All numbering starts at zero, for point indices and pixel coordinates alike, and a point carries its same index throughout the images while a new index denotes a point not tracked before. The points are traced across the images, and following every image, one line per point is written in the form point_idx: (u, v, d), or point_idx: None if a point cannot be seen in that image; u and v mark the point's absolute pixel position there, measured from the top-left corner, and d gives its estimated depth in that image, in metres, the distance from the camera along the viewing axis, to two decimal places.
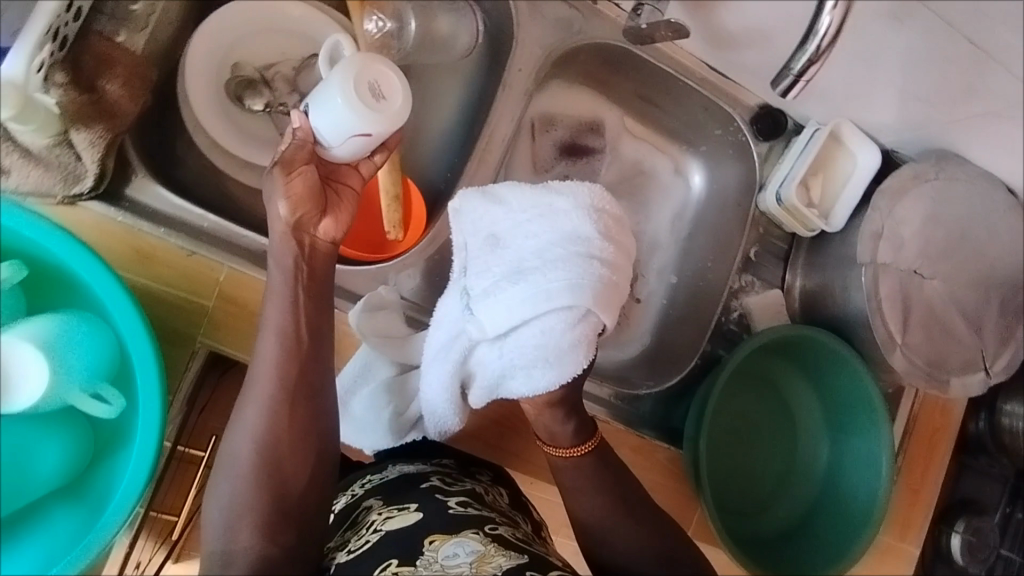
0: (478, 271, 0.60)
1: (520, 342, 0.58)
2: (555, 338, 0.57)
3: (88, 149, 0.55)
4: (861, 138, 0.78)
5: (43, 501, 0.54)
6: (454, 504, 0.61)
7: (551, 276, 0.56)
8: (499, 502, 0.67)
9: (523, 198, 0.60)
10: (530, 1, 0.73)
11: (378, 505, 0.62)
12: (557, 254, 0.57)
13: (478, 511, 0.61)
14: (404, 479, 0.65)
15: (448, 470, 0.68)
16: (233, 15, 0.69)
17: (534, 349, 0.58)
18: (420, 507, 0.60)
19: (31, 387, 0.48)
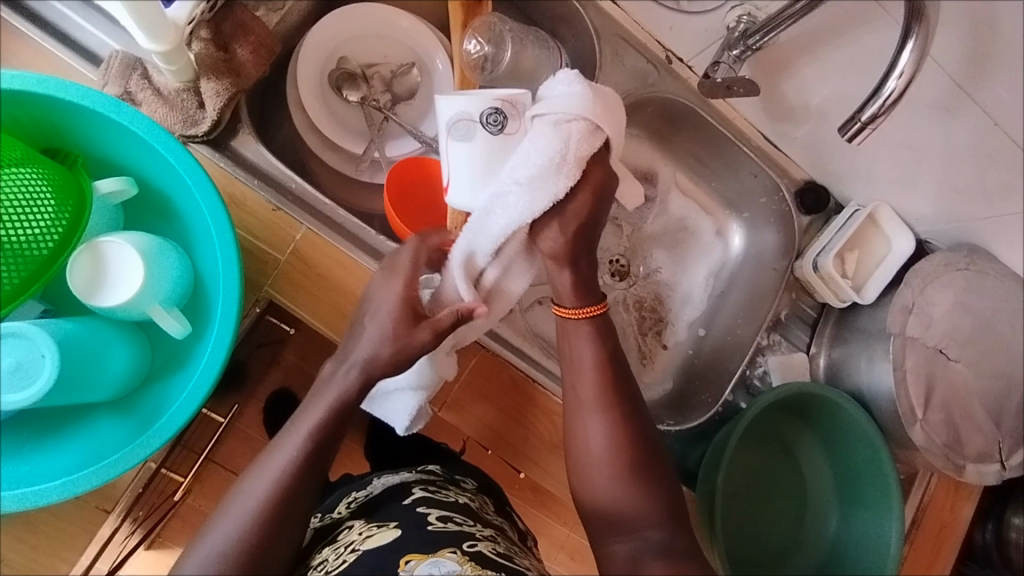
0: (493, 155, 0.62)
1: (516, 177, 0.59)
2: (543, 165, 0.58)
3: (212, 98, 0.61)
4: (898, 224, 0.83)
5: (93, 408, 0.56)
6: (434, 519, 0.62)
7: (546, 118, 0.59)
8: (485, 510, 0.69)
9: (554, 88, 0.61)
10: (613, 51, 0.81)
11: (358, 523, 0.65)
12: (553, 106, 0.59)
13: (459, 527, 0.61)
14: (390, 492, 0.68)
15: (433, 479, 0.71)
16: (348, 15, 0.77)
17: (528, 180, 0.59)
18: (399, 523, 0.62)
19: (122, 291, 0.51)
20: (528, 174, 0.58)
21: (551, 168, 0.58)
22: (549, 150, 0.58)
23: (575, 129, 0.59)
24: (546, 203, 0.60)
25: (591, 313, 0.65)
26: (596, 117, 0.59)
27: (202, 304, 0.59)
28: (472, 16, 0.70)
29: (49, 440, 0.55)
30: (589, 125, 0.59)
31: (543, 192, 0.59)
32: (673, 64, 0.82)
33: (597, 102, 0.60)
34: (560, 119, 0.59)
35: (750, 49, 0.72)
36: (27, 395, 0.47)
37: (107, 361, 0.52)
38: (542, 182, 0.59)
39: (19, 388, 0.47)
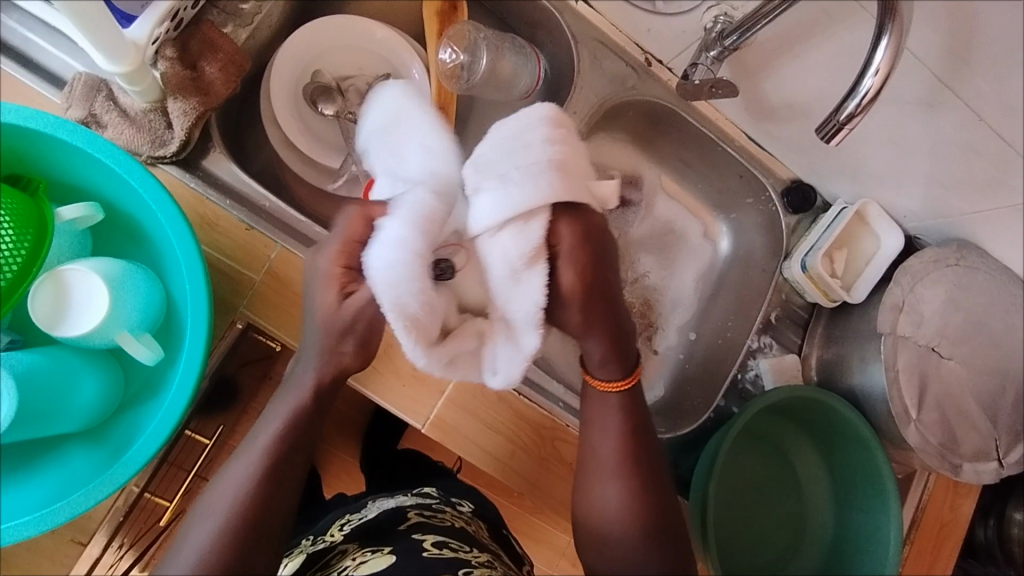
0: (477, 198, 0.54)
1: (498, 285, 0.52)
2: (507, 270, 0.51)
3: (180, 118, 0.60)
4: (887, 221, 0.82)
5: (65, 439, 0.55)
6: (430, 545, 0.61)
7: (484, 214, 0.51)
8: (480, 534, 0.69)
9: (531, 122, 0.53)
10: (592, 54, 0.80)
11: (353, 548, 0.64)
12: (490, 200, 0.51)
13: (455, 553, 0.60)
14: (384, 518, 0.68)
15: (430, 502, 0.71)
16: (320, 27, 0.76)
17: (509, 292, 0.52)
18: (393, 549, 0.60)
19: (88, 320, 0.49)
20: (503, 282, 0.52)
21: (515, 270, 0.51)
22: (513, 252, 0.51)
23: (519, 220, 0.51)
24: (539, 305, 0.52)
25: (619, 386, 0.63)
26: (543, 192, 0.51)
27: (174, 328, 0.57)
28: (446, 24, 0.76)
29: (19, 473, 0.54)
30: (543, 201, 0.51)
31: (521, 301, 0.52)
32: (652, 67, 0.81)
33: (544, 169, 0.51)
34: (501, 215, 0.50)
35: (727, 49, 0.71)
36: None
37: (74, 391, 0.51)
38: (519, 284, 0.52)
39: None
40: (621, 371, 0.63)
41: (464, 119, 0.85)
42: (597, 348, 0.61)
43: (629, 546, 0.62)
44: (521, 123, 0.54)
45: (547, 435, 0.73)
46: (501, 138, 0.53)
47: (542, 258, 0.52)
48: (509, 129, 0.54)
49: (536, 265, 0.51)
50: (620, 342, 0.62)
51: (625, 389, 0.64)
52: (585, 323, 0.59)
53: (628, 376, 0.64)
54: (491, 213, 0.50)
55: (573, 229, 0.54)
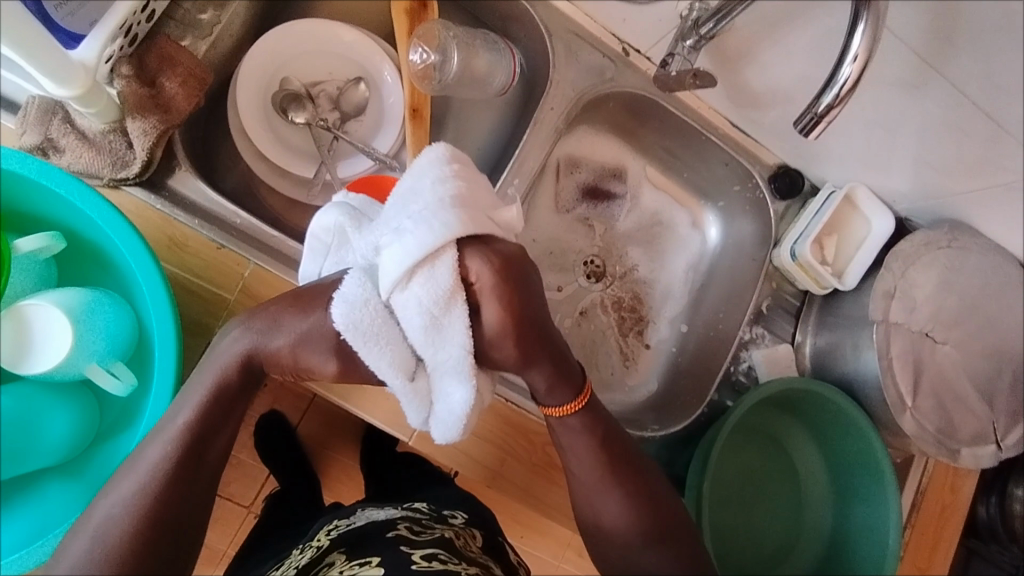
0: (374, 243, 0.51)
1: (422, 339, 0.50)
2: (424, 319, 0.49)
3: (141, 138, 0.58)
4: (876, 204, 0.81)
5: (41, 474, 0.54)
6: (418, 558, 0.59)
7: (391, 270, 0.49)
8: (471, 546, 0.68)
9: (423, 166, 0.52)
10: (567, 47, 0.78)
11: (340, 560, 0.62)
12: (394, 252, 0.48)
13: (443, 565, 0.58)
14: (374, 528, 0.66)
15: (419, 517, 0.70)
16: (286, 33, 0.74)
17: (436, 342, 0.50)
18: (382, 560, 0.59)
19: (53, 355, 0.48)
20: (425, 333, 0.49)
21: (433, 317, 0.49)
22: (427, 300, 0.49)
23: (424, 267, 0.48)
24: (465, 348, 0.50)
25: (573, 409, 0.60)
26: (443, 230, 0.48)
27: (147, 356, 0.56)
28: (417, 23, 0.73)
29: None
30: (445, 241, 0.48)
31: (448, 345, 0.50)
32: (630, 56, 0.80)
33: (439, 207, 0.49)
34: (406, 267, 0.48)
35: (703, 38, 0.68)
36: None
37: (44, 428, 0.50)
38: (447, 329, 0.50)
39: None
40: (571, 394, 0.59)
41: (441, 119, 0.83)
42: (542, 378, 0.57)
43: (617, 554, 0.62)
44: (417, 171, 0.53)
45: (537, 441, 0.72)
46: (399, 196, 0.52)
47: (460, 294, 0.50)
48: (408, 178, 0.53)
49: (455, 307, 0.49)
50: (563, 364, 0.58)
51: (580, 409, 0.60)
52: (523, 358, 0.55)
53: (578, 396, 0.60)
54: (397, 269, 0.48)
55: (487, 263, 0.51)
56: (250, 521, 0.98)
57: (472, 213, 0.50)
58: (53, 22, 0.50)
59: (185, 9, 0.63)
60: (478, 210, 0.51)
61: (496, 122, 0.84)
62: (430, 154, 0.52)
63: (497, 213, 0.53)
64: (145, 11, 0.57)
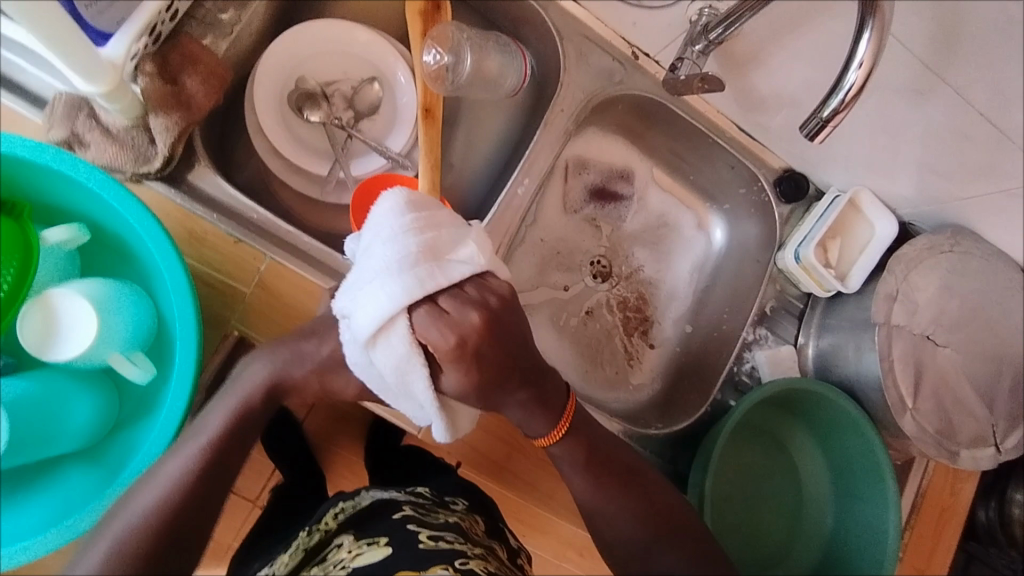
0: (344, 289, 0.53)
1: (394, 388, 0.52)
2: (390, 374, 0.51)
3: (162, 134, 0.60)
4: (880, 208, 0.82)
5: (64, 458, 0.56)
6: (424, 538, 0.63)
7: (359, 327, 0.50)
8: (476, 529, 0.71)
9: (386, 215, 0.53)
10: (578, 50, 0.79)
11: (349, 540, 0.67)
12: (356, 317, 0.50)
13: (449, 544, 0.62)
14: (379, 510, 0.70)
15: (422, 501, 0.72)
16: (301, 32, 0.75)
17: (405, 392, 0.52)
18: (389, 540, 0.64)
19: (78, 343, 0.50)
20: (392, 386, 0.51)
21: (398, 373, 0.51)
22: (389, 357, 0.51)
23: (382, 333, 0.50)
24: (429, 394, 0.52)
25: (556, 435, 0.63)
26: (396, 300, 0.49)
27: (166, 346, 0.58)
28: (430, 24, 0.73)
29: (17, 492, 0.55)
30: (398, 305, 0.49)
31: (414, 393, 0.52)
32: (639, 60, 0.81)
33: (390, 276, 0.50)
34: (368, 329, 0.50)
35: (712, 43, 0.70)
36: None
37: (69, 414, 0.51)
38: (411, 385, 0.52)
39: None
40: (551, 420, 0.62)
41: (452, 119, 0.85)
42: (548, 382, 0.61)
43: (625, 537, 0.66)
44: (376, 223, 0.53)
45: None
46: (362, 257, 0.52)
47: (420, 355, 0.51)
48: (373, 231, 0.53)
49: (416, 364, 0.51)
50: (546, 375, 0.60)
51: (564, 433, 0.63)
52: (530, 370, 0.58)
53: (556, 427, 0.62)
54: (360, 333, 0.50)
55: (442, 333, 0.51)
56: (256, 514, 0.97)
57: (426, 272, 0.51)
58: (82, 19, 0.50)
59: (206, 9, 0.64)
60: (435, 263, 0.52)
61: (506, 122, 0.86)
62: (389, 201, 0.53)
63: (453, 256, 0.53)
64: (168, 10, 0.58)
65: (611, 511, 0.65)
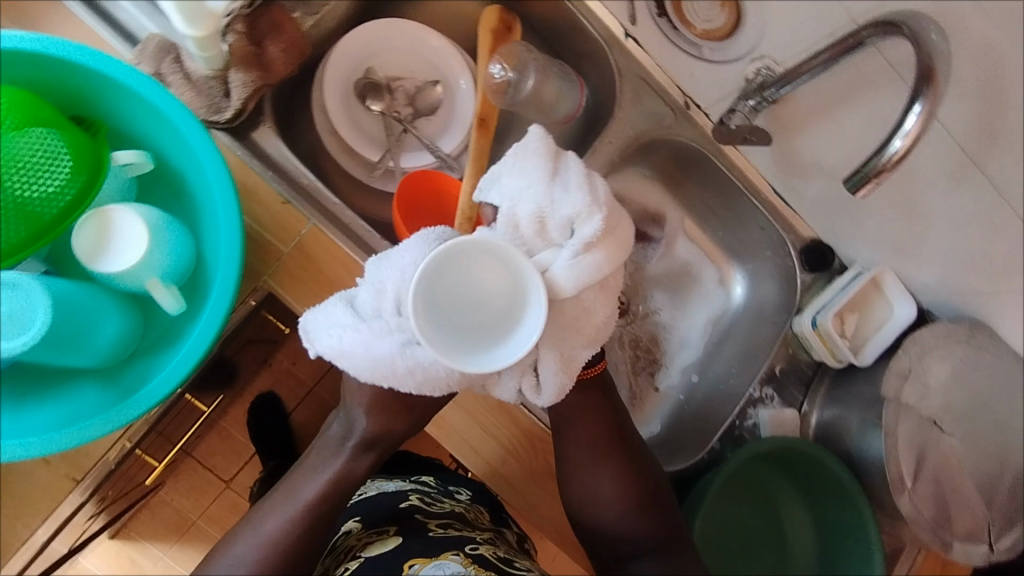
0: (523, 199, 0.58)
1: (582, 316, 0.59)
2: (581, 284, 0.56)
3: (239, 89, 0.63)
4: (901, 291, 0.83)
5: (79, 374, 0.56)
6: (434, 526, 0.68)
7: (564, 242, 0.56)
8: (480, 518, 0.74)
9: (541, 149, 0.59)
10: (634, 90, 0.83)
11: (357, 530, 0.70)
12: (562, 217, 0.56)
13: (458, 531, 0.68)
14: (387, 497, 0.73)
15: (428, 490, 0.76)
16: (380, 27, 0.80)
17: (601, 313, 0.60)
18: (398, 529, 0.67)
19: (123, 257, 0.51)
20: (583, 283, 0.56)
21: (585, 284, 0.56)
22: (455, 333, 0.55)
23: (588, 240, 0.56)
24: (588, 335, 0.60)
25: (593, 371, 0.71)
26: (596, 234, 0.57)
27: (201, 284, 0.59)
28: (500, 42, 0.81)
29: (27, 397, 0.55)
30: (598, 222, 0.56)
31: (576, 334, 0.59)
32: (690, 110, 0.84)
33: (589, 201, 0.56)
34: (580, 236, 0.56)
35: (766, 100, 0.74)
36: (13, 344, 0.47)
37: (98, 327, 0.52)
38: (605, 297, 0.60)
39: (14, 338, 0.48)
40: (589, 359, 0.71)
41: (502, 135, 0.88)
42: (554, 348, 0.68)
43: (628, 520, 0.71)
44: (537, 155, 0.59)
45: (537, 443, 0.72)
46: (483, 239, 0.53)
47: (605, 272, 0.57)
48: (530, 158, 0.59)
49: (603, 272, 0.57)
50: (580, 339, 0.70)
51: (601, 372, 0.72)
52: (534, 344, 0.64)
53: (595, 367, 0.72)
54: (570, 274, 0.55)
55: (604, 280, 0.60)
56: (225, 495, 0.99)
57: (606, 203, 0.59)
58: None
59: None
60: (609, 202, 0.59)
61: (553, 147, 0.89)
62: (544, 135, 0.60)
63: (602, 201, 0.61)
64: None
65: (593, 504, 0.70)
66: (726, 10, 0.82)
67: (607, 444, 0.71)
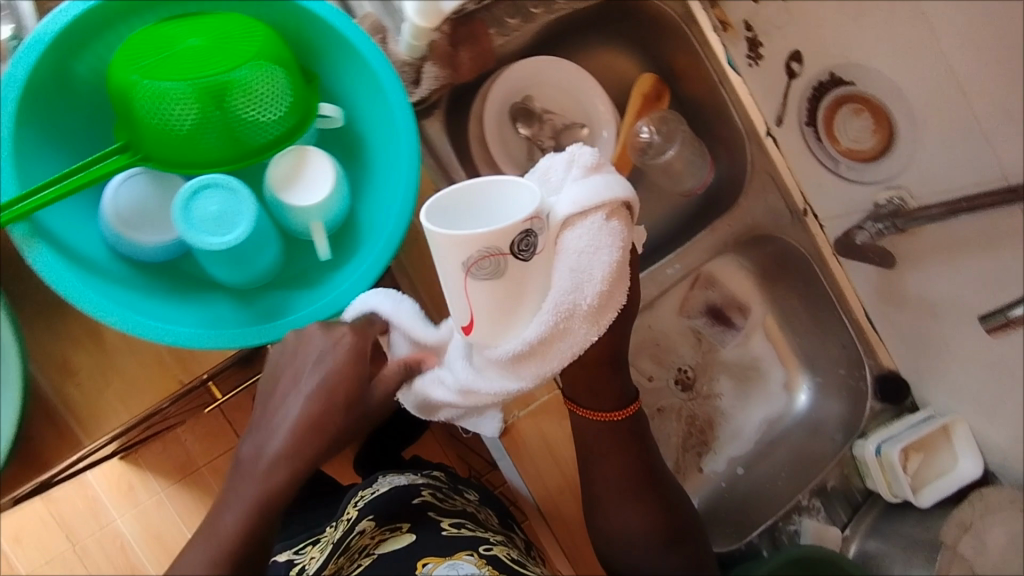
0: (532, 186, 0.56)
1: (583, 288, 0.52)
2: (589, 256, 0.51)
3: (430, 80, 0.71)
4: (970, 446, 0.83)
5: (221, 288, 0.60)
6: (448, 525, 0.69)
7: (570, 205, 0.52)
8: (489, 519, 0.76)
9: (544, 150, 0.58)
10: (761, 185, 0.88)
11: (370, 525, 0.67)
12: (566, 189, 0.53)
13: (472, 532, 0.69)
14: (394, 493, 0.70)
15: (439, 486, 0.76)
16: (547, 61, 0.85)
17: (603, 286, 0.52)
18: (413, 529, 0.68)
19: (306, 194, 0.56)
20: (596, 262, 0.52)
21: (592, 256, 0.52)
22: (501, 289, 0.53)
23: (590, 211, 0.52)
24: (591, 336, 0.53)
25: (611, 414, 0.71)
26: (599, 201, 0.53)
27: (352, 239, 0.62)
28: (647, 107, 0.89)
29: (178, 295, 0.58)
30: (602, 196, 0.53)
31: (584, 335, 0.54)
32: (807, 217, 0.88)
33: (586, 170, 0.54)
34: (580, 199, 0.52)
35: (894, 227, 0.76)
36: (210, 238, 0.53)
37: (263, 251, 0.56)
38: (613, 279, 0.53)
39: (213, 231, 0.53)
40: (615, 402, 0.71)
41: None
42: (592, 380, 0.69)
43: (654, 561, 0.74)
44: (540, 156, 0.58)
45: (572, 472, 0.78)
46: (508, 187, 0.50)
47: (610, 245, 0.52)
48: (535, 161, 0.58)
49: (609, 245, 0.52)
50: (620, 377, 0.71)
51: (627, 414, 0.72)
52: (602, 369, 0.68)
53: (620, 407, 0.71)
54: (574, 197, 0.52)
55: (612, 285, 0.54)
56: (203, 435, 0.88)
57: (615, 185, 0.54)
58: None
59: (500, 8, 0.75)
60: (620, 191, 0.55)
61: (667, 214, 0.93)
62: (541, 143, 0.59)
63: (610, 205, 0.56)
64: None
65: (618, 539, 0.73)
66: (879, 137, 0.76)
67: (632, 485, 0.73)
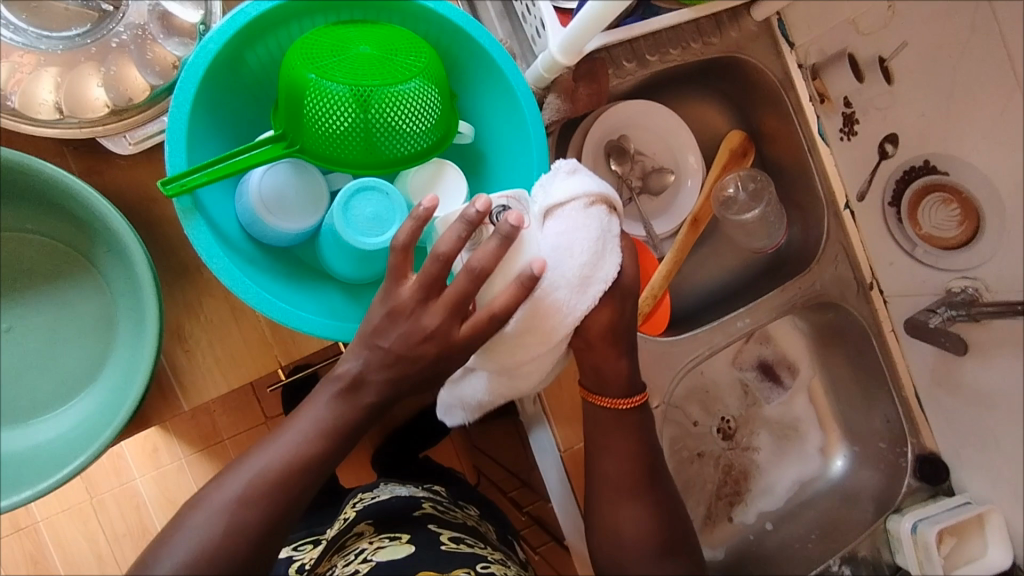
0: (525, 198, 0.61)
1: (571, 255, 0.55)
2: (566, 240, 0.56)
3: (551, 111, 0.75)
4: (1001, 538, 0.85)
5: (335, 281, 0.63)
6: (446, 539, 0.69)
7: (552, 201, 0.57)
8: (488, 533, 0.78)
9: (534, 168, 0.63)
10: (834, 254, 0.90)
11: (368, 531, 0.71)
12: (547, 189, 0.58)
13: (470, 548, 0.68)
14: (398, 502, 0.74)
15: (439, 499, 0.79)
16: (649, 106, 0.88)
17: (589, 255, 0.56)
18: (411, 539, 0.68)
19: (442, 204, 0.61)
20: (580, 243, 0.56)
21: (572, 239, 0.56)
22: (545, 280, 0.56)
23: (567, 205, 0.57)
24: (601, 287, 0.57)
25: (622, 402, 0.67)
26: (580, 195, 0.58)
27: None
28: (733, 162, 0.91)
29: (298, 281, 0.61)
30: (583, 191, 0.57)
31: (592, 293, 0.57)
32: (872, 292, 0.91)
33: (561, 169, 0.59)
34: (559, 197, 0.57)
35: (968, 316, 0.78)
36: (376, 240, 0.57)
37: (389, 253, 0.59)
38: (600, 250, 0.56)
39: (373, 231, 0.58)
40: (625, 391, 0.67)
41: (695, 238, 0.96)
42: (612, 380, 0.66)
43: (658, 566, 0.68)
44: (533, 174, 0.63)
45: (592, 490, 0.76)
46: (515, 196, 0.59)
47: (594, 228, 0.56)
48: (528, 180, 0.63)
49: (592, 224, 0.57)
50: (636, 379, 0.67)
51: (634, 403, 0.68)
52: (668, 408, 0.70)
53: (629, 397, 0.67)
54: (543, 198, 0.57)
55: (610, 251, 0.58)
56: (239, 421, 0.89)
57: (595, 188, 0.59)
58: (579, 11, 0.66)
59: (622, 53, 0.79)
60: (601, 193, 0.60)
61: (734, 266, 0.96)
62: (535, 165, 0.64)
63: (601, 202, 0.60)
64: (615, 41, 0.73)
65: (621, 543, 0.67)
66: (964, 227, 0.78)
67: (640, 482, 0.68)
